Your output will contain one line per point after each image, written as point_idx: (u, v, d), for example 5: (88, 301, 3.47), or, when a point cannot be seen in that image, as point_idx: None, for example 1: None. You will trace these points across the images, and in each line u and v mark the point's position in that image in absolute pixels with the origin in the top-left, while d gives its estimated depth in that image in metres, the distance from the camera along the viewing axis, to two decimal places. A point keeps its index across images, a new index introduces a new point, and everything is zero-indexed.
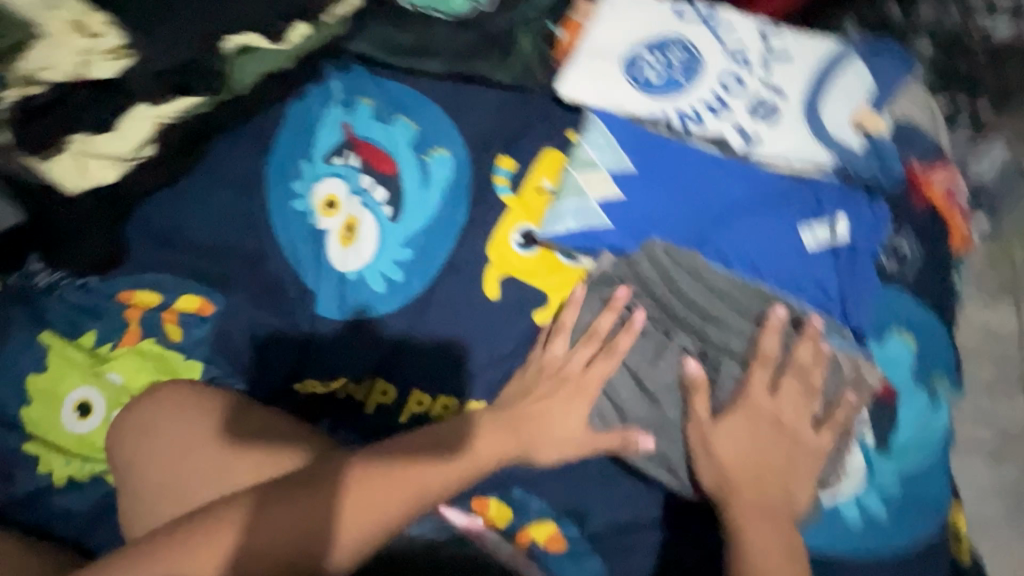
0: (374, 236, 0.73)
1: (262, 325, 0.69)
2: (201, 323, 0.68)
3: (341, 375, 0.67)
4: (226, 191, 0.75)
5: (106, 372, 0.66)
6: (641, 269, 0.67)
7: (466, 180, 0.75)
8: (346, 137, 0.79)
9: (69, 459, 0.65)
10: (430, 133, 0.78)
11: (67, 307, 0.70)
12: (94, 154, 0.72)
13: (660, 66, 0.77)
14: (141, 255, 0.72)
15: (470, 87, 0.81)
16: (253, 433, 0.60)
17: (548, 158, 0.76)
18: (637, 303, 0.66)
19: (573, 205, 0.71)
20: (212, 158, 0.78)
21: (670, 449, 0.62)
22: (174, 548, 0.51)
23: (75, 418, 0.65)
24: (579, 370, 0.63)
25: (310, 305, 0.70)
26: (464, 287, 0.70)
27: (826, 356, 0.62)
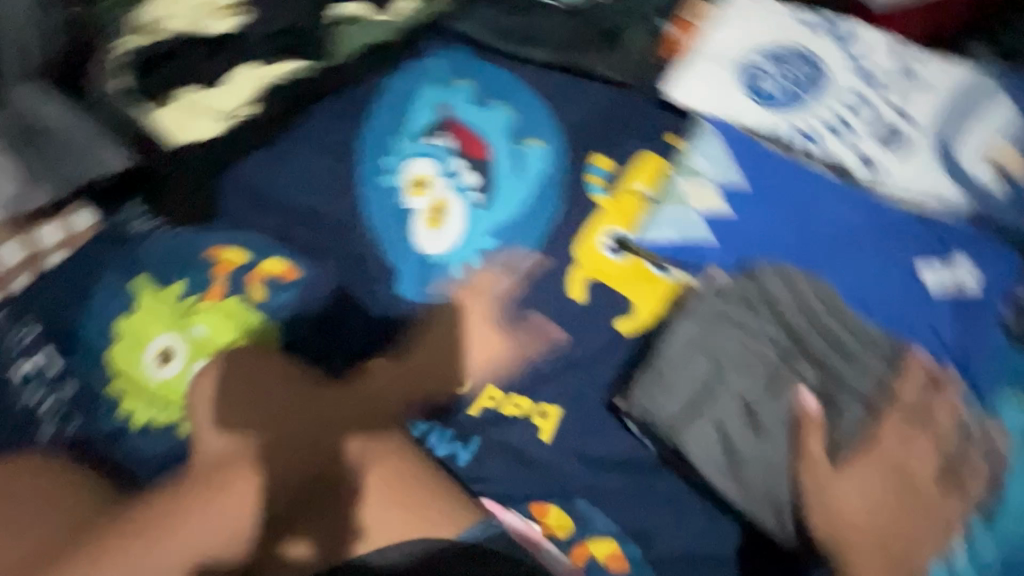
0: (460, 222, 0.71)
1: (347, 298, 0.68)
2: (284, 287, 0.68)
3: (418, 360, 0.67)
4: (317, 156, 0.74)
5: (191, 324, 0.66)
6: (767, 288, 0.62)
7: (561, 174, 0.72)
8: (442, 118, 0.77)
9: (148, 404, 0.64)
10: (528, 122, 0.76)
11: (157, 253, 0.69)
12: (203, 109, 0.75)
13: (781, 77, 0.72)
14: (231, 211, 0.72)
15: (574, 78, 0.78)
16: (311, 419, 0.61)
17: (647, 163, 0.71)
18: (761, 326, 0.61)
19: (671, 213, 0.68)
20: (303, 119, 0.76)
21: (778, 489, 0.56)
22: (201, 496, 0.56)
23: (156, 364, 0.65)
24: (688, 391, 0.59)
25: (390, 283, 0.69)
26: (549, 284, 0.67)
27: (950, 412, 0.56)
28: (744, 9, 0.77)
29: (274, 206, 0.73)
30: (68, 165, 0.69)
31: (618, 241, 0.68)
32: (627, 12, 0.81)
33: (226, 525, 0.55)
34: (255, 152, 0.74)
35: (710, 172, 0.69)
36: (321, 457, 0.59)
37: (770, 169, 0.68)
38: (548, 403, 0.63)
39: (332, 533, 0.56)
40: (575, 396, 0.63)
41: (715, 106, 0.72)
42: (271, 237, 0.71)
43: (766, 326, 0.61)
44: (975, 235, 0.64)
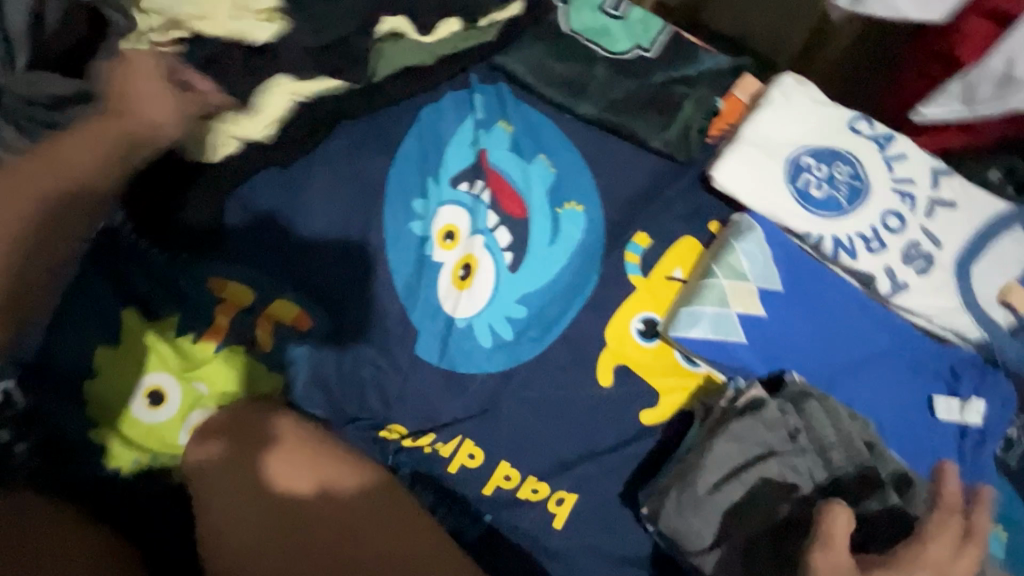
0: (490, 284, 0.67)
1: (359, 354, 0.63)
2: (296, 335, 0.63)
3: (430, 431, 0.64)
4: (337, 188, 0.65)
5: (191, 364, 0.62)
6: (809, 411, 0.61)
7: (600, 248, 0.70)
8: (478, 163, 0.72)
9: (137, 450, 0.61)
10: (567, 183, 0.73)
11: (153, 281, 0.62)
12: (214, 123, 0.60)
13: (823, 180, 0.73)
14: (234, 240, 0.63)
15: (619, 142, 0.76)
16: (249, 441, 0.60)
17: (683, 247, 0.73)
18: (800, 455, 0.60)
19: (713, 311, 0.65)
20: (326, 144, 0.66)
21: None
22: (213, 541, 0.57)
23: (145, 406, 0.61)
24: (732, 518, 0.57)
25: (409, 344, 0.64)
26: (580, 364, 0.66)
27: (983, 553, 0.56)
28: (797, 98, 0.76)
29: (282, 238, 0.63)
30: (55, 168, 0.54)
31: (647, 325, 0.68)
32: (679, 78, 0.80)
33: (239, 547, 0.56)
34: (261, 167, 0.63)
35: (753, 272, 0.67)
36: (272, 465, 0.59)
37: (808, 279, 0.68)
38: (567, 494, 0.62)
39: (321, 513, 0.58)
40: (595, 484, 0.63)
41: (758, 200, 0.72)
42: (277, 275, 0.63)
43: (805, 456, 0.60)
44: (984, 370, 0.69)
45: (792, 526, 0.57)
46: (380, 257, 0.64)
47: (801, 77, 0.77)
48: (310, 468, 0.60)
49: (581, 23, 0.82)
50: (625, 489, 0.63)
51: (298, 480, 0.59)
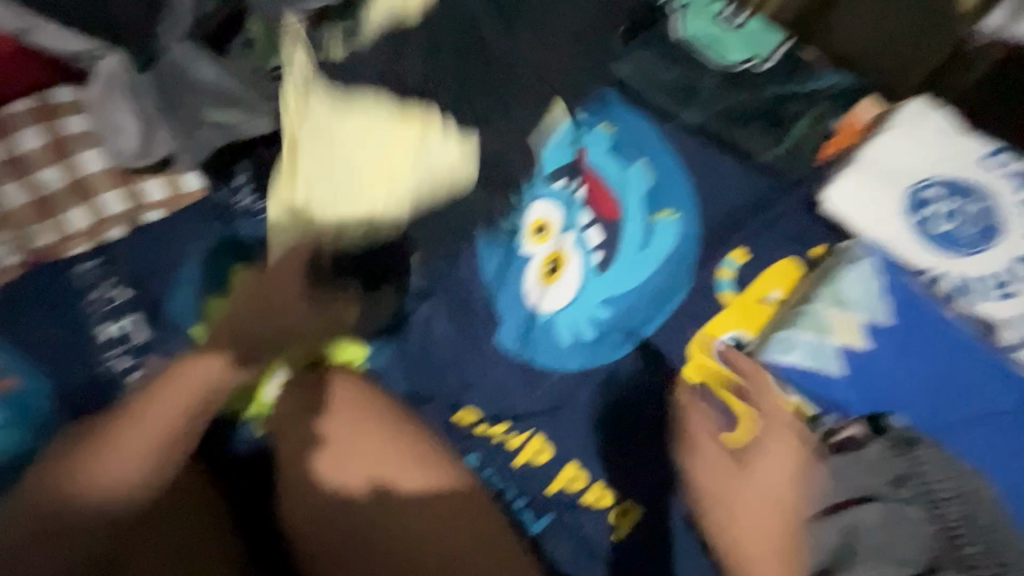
0: (577, 282, 0.67)
1: (443, 332, 0.67)
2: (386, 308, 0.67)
3: (505, 419, 0.64)
4: (444, 176, 0.68)
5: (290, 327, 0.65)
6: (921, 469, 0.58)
7: (695, 259, 0.68)
8: (576, 161, 0.71)
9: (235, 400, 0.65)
10: (665, 190, 0.71)
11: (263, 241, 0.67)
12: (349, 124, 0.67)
13: (947, 215, 0.67)
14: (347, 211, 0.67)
15: (723, 154, 0.73)
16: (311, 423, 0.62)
17: (784, 267, 0.67)
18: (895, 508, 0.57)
19: (809, 338, 0.63)
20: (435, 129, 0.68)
21: None
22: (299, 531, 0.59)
23: None
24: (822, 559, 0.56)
25: (492, 330, 0.66)
26: (661, 376, 0.64)
27: None
28: (929, 124, 0.71)
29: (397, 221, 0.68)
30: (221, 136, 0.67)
31: (736, 345, 0.65)
32: (794, 93, 0.76)
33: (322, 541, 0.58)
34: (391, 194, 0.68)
35: (856, 300, 0.64)
36: (332, 449, 0.60)
37: (924, 322, 0.63)
38: (633, 505, 0.61)
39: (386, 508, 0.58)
40: (664, 500, 0.60)
41: (870, 229, 0.68)
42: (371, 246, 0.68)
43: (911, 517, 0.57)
44: None
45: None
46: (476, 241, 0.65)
47: (939, 102, 0.72)
48: (365, 462, 0.60)
49: (694, 30, 0.80)
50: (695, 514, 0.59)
51: (356, 472, 0.59)
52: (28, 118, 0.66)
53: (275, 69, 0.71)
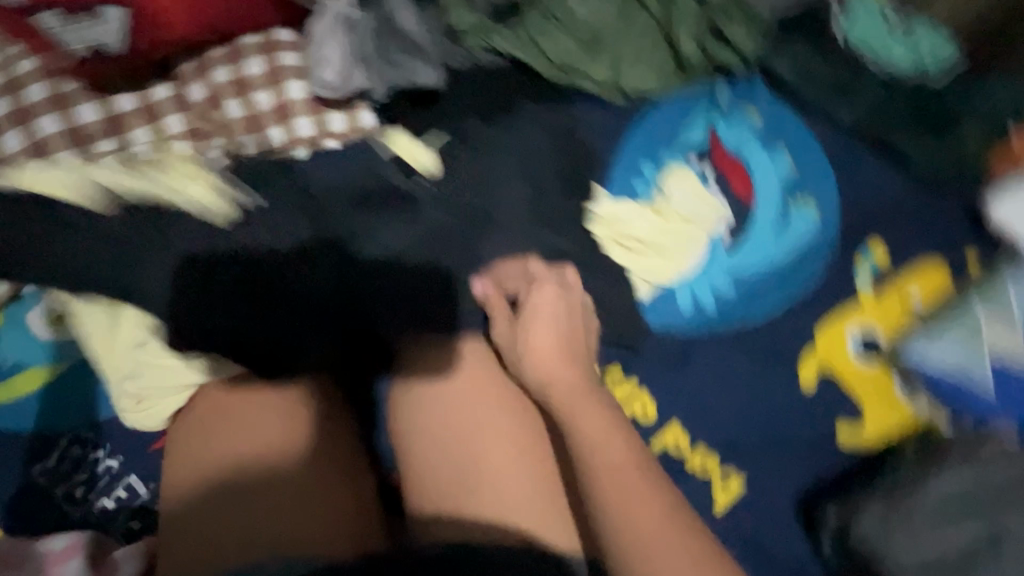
0: (703, 255, 0.67)
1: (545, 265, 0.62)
2: (502, 242, 0.63)
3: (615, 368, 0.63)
4: (589, 147, 0.72)
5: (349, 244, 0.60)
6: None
7: (831, 250, 0.67)
8: (714, 144, 0.73)
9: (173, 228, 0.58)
10: (808, 180, 0.70)
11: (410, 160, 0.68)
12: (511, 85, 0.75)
13: None
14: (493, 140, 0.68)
15: (875, 156, 0.71)
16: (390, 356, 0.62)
17: (925, 274, 0.66)
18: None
19: (961, 343, 0.58)
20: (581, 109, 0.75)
21: None
22: (455, 493, 0.54)
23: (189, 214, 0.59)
24: None
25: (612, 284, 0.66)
26: (783, 361, 0.62)
27: None
28: None
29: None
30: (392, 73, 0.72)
31: (867, 343, 0.62)
32: (965, 102, 0.72)
33: (490, 495, 0.53)
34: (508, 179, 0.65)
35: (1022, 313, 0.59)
36: (432, 392, 0.59)
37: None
38: (736, 477, 0.59)
39: (523, 457, 0.56)
40: (768, 482, 0.59)
41: None
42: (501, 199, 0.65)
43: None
44: None
45: None
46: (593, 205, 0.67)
47: None
48: (473, 413, 0.57)
49: (860, 32, 0.78)
50: (802, 498, 0.58)
51: (466, 422, 0.57)
52: (254, 49, 0.74)
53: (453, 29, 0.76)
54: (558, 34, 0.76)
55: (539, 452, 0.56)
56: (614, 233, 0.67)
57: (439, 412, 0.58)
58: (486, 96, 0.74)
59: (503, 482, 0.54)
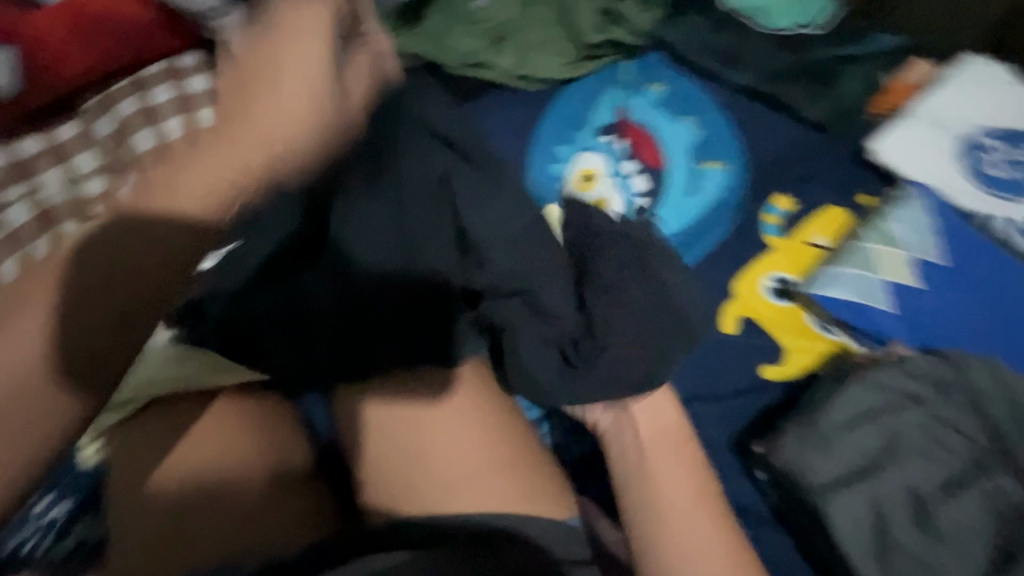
0: (623, 224, 0.71)
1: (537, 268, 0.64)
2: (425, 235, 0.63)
3: None
4: (503, 136, 0.75)
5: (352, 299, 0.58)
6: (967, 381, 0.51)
7: (736, 202, 0.71)
8: (622, 119, 0.76)
9: None
10: (711, 142, 0.74)
11: None
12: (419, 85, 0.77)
13: (1006, 161, 0.69)
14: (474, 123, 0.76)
15: (770, 112, 0.76)
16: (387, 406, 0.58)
17: (829, 215, 0.71)
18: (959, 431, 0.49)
19: (857, 272, 0.63)
20: (489, 100, 0.78)
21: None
22: (410, 482, 0.55)
23: None
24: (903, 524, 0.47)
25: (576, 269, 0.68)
26: (705, 310, 0.66)
27: None
28: (979, 77, 0.73)
29: None
30: None
31: (779, 284, 0.67)
32: (843, 55, 0.78)
33: (436, 480, 0.54)
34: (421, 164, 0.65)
35: (905, 239, 0.64)
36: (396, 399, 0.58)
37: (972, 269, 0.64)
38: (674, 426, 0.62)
39: (462, 443, 0.56)
40: (703, 426, 0.62)
41: (922, 175, 0.70)
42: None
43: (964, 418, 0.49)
44: None
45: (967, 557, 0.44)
46: (558, 145, 0.75)
47: (990, 60, 0.75)
48: (418, 409, 0.57)
49: None
50: (738, 438, 0.61)
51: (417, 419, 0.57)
52: (159, 79, 0.76)
53: None
54: (457, 32, 0.78)
55: (480, 438, 0.56)
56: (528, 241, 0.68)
57: (384, 415, 0.58)
58: None
59: (459, 458, 0.55)
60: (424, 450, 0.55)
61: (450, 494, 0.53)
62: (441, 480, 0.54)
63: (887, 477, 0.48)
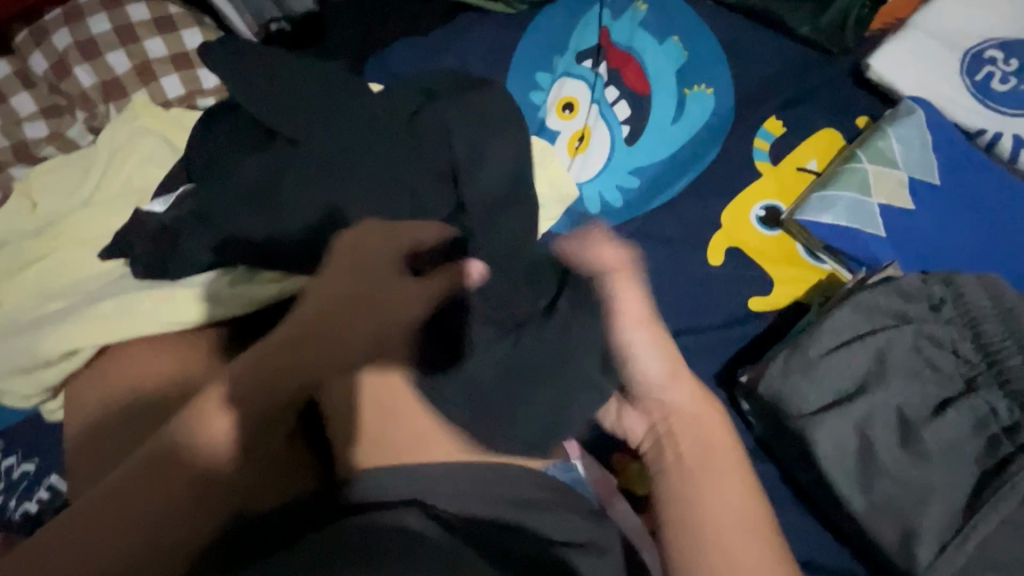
0: (605, 154, 0.66)
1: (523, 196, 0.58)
2: None
3: None
4: (477, 64, 0.70)
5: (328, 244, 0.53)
6: (965, 299, 0.48)
7: (725, 129, 0.67)
8: (603, 41, 0.71)
9: None
10: (700, 64, 0.69)
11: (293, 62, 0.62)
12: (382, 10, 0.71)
13: (1012, 73, 0.65)
14: (444, 52, 0.71)
15: (762, 30, 0.70)
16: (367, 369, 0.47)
17: (823, 139, 0.67)
18: (950, 353, 0.48)
19: (851, 197, 0.60)
20: (460, 25, 0.72)
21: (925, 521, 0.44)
22: (379, 441, 0.47)
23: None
24: (887, 450, 0.46)
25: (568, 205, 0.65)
26: (691, 243, 0.63)
27: None
28: None
29: None
30: (261, 7, 0.68)
31: (770, 213, 0.64)
32: None
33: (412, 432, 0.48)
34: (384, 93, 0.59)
35: (901, 160, 0.61)
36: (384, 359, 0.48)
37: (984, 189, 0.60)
38: None
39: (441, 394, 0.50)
40: (690, 361, 0.60)
41: (922, 93, 0.65)
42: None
43: (955, 338, 0.48)
44: None
45: (949, 485, 0.44)
46: (535, 72, 0.70)
47: None
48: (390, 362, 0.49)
49: None
50: (724, 371, 0.60)
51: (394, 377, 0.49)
52: (94, 6, 0.68)
53: None
54: None
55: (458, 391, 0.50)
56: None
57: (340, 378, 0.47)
58: (358, 25, 0.70)
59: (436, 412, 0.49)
60: (393, 411, 0.48)
61: (415, 448, 0.47)
62: (409, 438, 0.47)
63: (875, 397, 0.46)
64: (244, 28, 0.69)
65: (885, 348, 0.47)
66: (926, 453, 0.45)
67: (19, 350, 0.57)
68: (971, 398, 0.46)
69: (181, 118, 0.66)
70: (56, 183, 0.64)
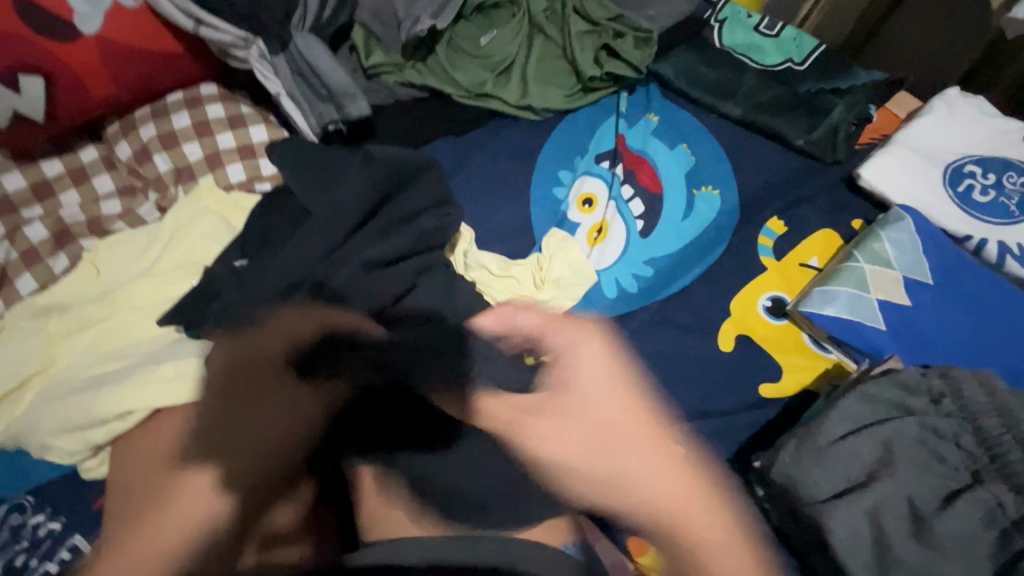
0: (621, 245, 0.73)
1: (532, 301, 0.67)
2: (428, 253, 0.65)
3: None
4: (507, 162, 0.78)
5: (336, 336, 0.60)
6: (964, 393, 0.51)
7: (731, 226, 0.73)
8: (619, 146, 0.79)
9: (52, 354, 0.65)
10: (706, 168, 0.77)
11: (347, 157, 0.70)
12: (424, 113, 0.81)
13: (991, 186, 0.72)
14: (479, 151, 0.79)
15: (762, 141, 0.79)
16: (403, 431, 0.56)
17: (822, 238, 0.73)
18: (954, 446, 0.50)
19: (851, 292, 0.64)
20: (493, 128, 0.81)
21: None
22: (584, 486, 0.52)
23: (54, 347, 0.65)
24: (901, 543, 0.46)
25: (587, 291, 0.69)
26: (702, 329, 0.67)
27: None
28: (961, 108, 0.77)
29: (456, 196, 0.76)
30: (322, 108, 0.77)
31: (775, 304, 0.68)
32: (830, 88, 0.81)
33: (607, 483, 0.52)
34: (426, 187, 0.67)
35: (895, 260, 0.66)
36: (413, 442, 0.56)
37: (977, 291, 0.64)
38: None
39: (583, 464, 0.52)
40: None
41: (909, 201, 0.72)
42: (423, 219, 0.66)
43: (957, 428, 0.50)
44: None
45: None
46: (559, 171, 0.78)
47: (970, 92, 0.79)
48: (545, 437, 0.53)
49: (733, 39, 0.87)
50: (737, 454, 0.61)
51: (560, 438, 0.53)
52: (180, 105, 0.79)
53: (372, 69, 0.82)
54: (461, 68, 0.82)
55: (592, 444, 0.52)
56: (541, 275, 0.70)
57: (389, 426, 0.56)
58: (403, 126, 0.80)
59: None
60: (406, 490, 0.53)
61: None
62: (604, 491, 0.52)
63: (886, 486, 0.48)
64: (304, 128, 0.77)
65: (892, 438, 0.50)
66: (938, 547, 0.46)
67: (68, 411, 0.61)
68: (979, 492, 0.47)
69: (240, 199, 0.74)
70: (119, 255, 0.71)
